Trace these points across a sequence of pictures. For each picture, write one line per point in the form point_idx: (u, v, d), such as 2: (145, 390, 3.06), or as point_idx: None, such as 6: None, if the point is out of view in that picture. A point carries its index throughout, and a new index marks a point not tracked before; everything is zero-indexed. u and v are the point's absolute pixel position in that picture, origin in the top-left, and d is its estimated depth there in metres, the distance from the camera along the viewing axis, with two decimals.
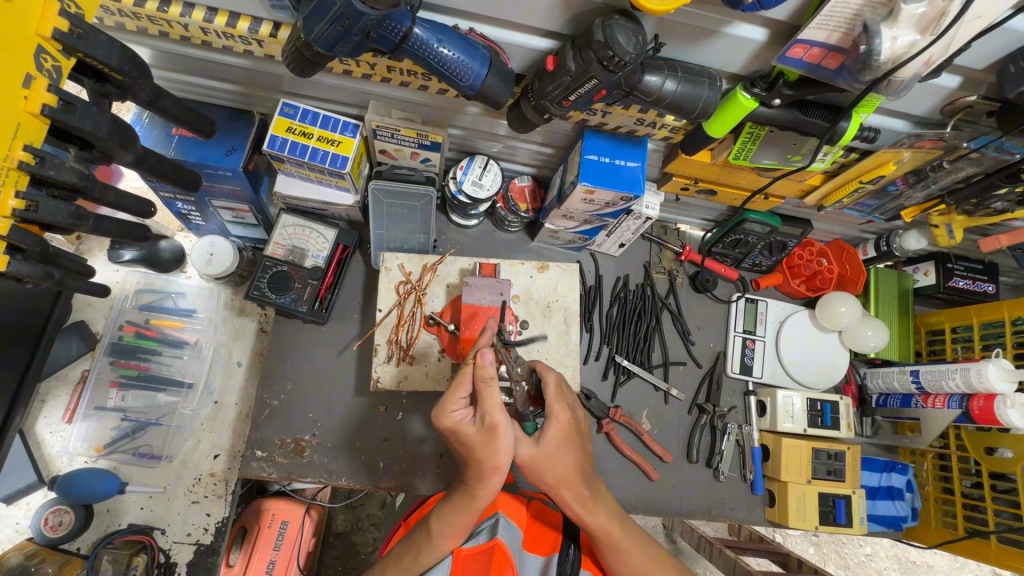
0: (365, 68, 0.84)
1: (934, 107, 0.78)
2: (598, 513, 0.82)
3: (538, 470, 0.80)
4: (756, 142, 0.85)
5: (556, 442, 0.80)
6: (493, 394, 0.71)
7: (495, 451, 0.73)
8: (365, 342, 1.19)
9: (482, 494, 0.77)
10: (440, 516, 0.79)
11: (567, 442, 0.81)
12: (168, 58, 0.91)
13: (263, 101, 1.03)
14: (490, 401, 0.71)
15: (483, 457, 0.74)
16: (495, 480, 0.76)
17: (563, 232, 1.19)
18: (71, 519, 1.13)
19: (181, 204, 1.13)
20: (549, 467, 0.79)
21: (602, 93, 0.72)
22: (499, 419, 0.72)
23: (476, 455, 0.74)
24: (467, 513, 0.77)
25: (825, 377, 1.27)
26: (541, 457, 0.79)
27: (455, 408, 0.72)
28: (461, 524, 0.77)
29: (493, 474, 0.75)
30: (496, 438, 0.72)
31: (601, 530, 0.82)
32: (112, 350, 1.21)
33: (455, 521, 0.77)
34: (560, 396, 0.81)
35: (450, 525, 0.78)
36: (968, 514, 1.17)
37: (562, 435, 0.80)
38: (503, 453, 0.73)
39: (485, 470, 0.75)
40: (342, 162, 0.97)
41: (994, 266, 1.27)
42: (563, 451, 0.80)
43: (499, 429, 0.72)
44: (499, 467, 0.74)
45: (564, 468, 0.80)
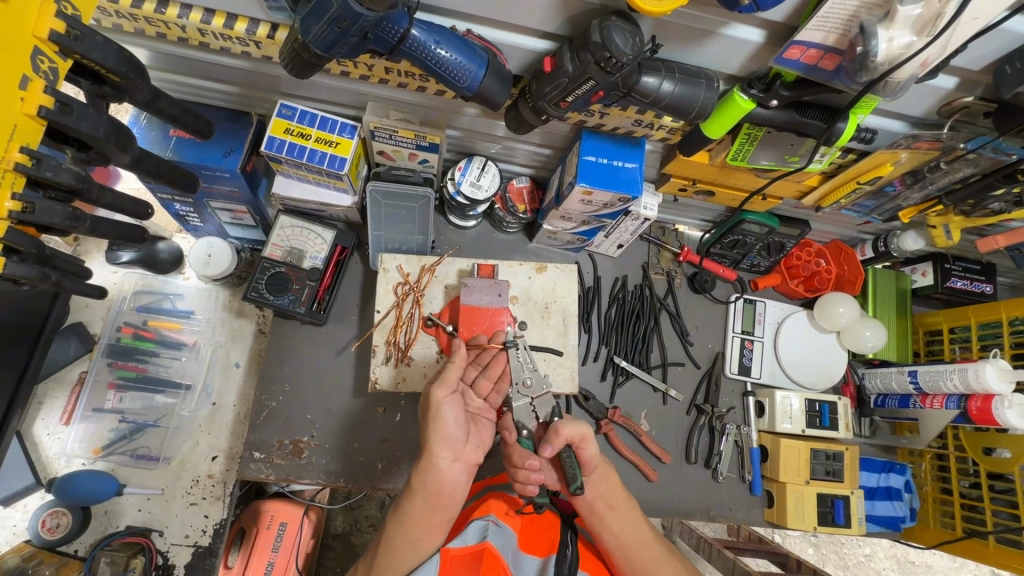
0: (363, 69, 0.84)
1: (931, 108, 0.78)
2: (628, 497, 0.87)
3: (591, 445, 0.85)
4: (753, 143, 0.85)
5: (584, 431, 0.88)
6: (454, 373, 0.84)
7: (430, 423, 0.80)
8: (364, 343, 1.19)
9: (421, 480, 0.79)
10: (393, 513, 0.79)
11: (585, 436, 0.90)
12: (166, 59, 0.91)
13: (261, 102, 1.03)
14: (444, 376, 0.83)
15: (423, 433, 0.81)
16: (431, 459, 0.79)
17: (562, 233, 1.19)
18: (69, 520, 1.13)
19: (180, 205, 1.13)
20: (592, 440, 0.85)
21: (600, 94, 0.72)
22: (436, 392, 0.81)
23: (421, 431, 0.82)
24: (411, 500, 0.78)
25: (824, 378, 1.27)
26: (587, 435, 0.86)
27: (419, 381, 0.88)
28: (411, 516, 0.78)
29: (427, 452, 0.79)
30: (435, 411, 0.80)
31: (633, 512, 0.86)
32: (111, 352, 1.21)
33: (404, 513, 0.78)
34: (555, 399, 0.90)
35: (401, 519, 0.78)
36: (966, 514, 1.17)
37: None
38: (435, 428, 0.79)
39: (422, 449, 0.80)
40: (340, 163, 0.97)
41: (992, 266, 1.27)
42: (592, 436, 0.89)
43: (433, 401, 0.81)
44: (429, 443, 0.79)
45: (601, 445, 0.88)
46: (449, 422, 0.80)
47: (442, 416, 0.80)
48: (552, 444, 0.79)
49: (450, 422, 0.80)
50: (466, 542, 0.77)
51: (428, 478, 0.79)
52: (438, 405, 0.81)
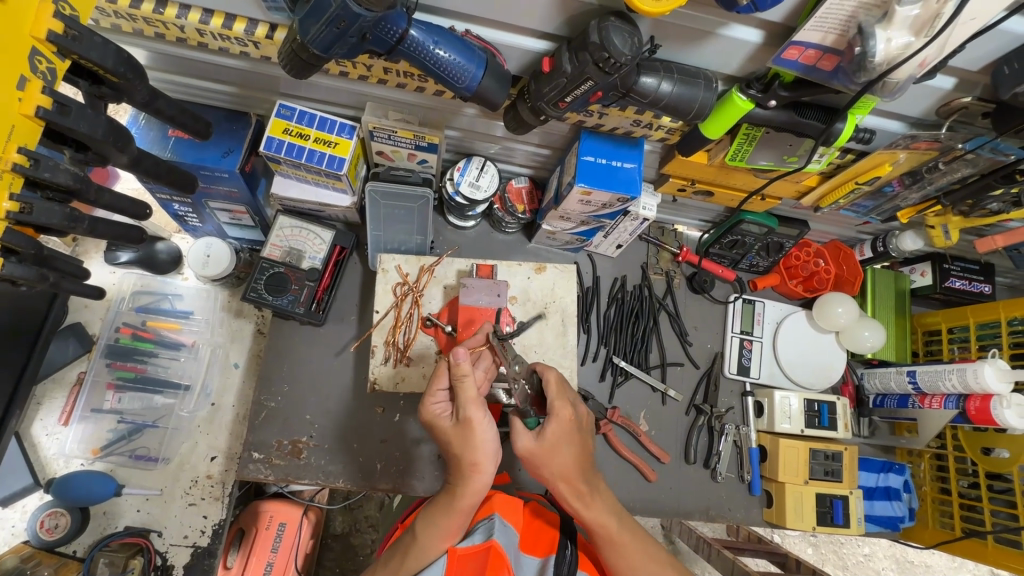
0: (362, 69, 0.84)
1: (929, 108, 0.78)
2: (596, 507, 0.82)
3: (542, 464, 0.80)
4: (752, 143, 0.86)
5: (555, 439, 0.79)
6: (471, 387, 0.76)
7: (473, 446, 0.76)
8: (363, 343, 1.19)
9: (466, 499, 0.76)
10: (428, 522, 0.78)
11: (567, 440, 0.80)
12: (164, 59, 0.91)
13: (260, 102, 1.03)
14: (465, 393, 0.75)
15: (461, 454, 0.77)
16: (477, 479, 0.76)
17: (561, 233, 1.19)
18: (67, 521, 1.13)
19: (178, 205, 1.13)
20: (550, 462, 0.79)
21: (598, 94, 0.72)
22: (472, 412, 0.75)
23: (456, 452, 0.77)
24: (451, 516, 0.77)
25: (823, 378, 1.27)
26: (544, 449, 0.79)
27: (435, 401, 0.80)
28: (449, 528, 0.77)
29: (473, 472, 0.76)
30: (471, 430, 0.75)
31: (602, 529, 0.82)
32: (110, 352, 1.20)
33: (442, 526, 0.77)
34: (560, 393, 0.82)
35: (436, 530, 0.77)
36: (965, 514, 1.17)
37: (563, 434, 0.80)
38: (481, 450, 0.76)
39: (465, 469, 0.77)
40: (339, 163, 0.97)
41: (991, 266, 1.27)
42: (565, 445, 0.79)
43: (473, 423, 0.76)
44: (476, 464, 0.76)
45: (565, 465, 0.80)
46: (490, 440, 0.77)
47: (485, 437, 0.76)
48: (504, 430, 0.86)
49: (491, 439, 0.77)
50: (470, 541, 0.76)
51: (473, 497, 0.77)
52: (479, 425, 0.76)
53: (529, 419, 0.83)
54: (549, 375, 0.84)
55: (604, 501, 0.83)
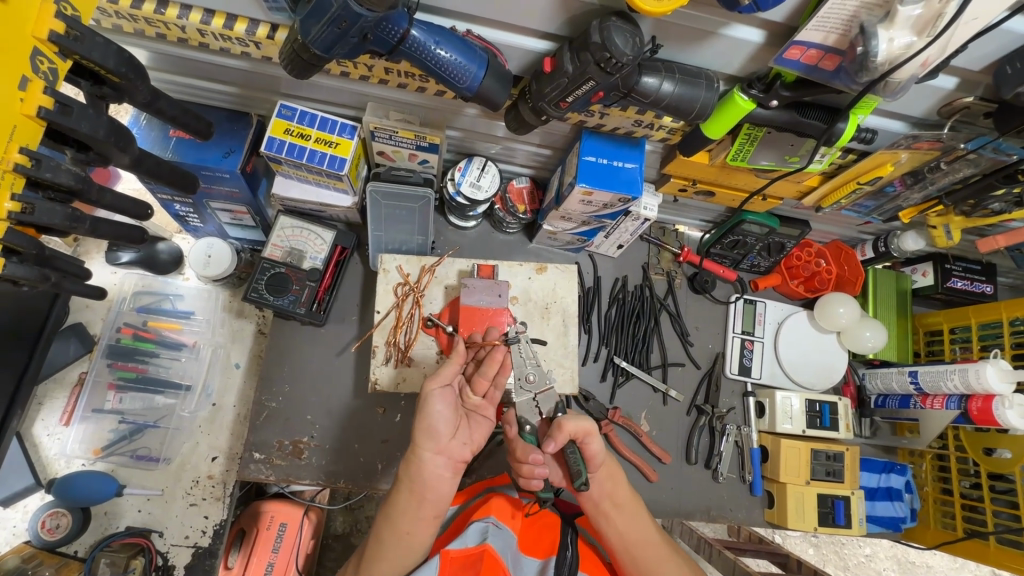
0: (363, 69, 0.84)
1: (931, 108, 0.78)
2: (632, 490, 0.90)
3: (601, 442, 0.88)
4: (754, 143, 0.85)
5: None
6: (445, 373, 0.85)
7: (420, 419, 0.83)
8: (364, 343, 1.19)
9: (408, 472, 0.82)
10: (385, 506, 0.83)
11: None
12: (166, 59, 0.91)
13: (261, 103, 1.03)
14: (438, 373, 0.85)
15: (416, 426, 0.85)
16: (417, 452, 0.83)
17: (562, 233, 1.19)
18: (68, 521, 1.13)
19: (180, 205, 1.13)
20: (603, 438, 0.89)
21: (599, 94, 0.72)
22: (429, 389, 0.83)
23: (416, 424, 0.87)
24: (401, 493, 0.82)
25: (824, 378, 1.27)
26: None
27: None
28: (402, 508, 0.81)
29: (414, 443, 0.83)
30: (424, 405, 0.83)
31: (636, 507, 0.88)
32: (110, 352, 1.21)
33: (394, 505, 0.81)
34: None
35: (392, 510, 0.81)
36: (967, 514, 1.17)
37: None
38: (423, 421, 0.82)
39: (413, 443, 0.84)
40: (340, 163, 0.97)
41: (993, 267, 1.27)
42: None
43: (425, 398, 0.83)
44: (419, 436, 0.83)
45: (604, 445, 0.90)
46: (437, 417, 0.83)
47: (431, 413, 0.82)
48: (556, 440, 0.82)
49: (439, 416, 0.83)
50: (465, 544, 0.76)
51: (411, 469, 0.82)
52: (427, 401, 0.83)
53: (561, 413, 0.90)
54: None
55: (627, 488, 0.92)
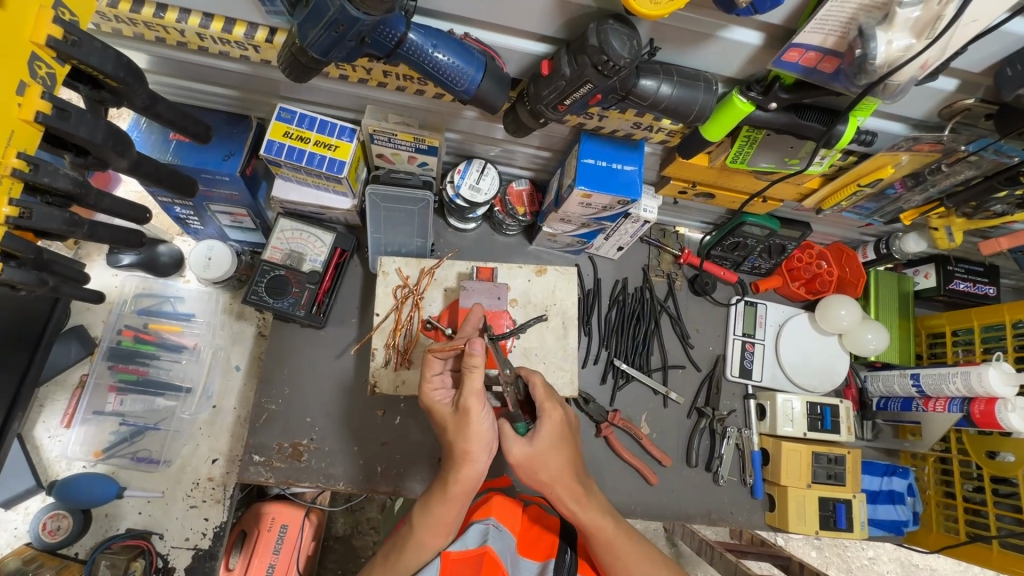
0: (361, 73, 0.84)
1: (931, 110, 0.77)
2: (593, 512, 0.81)
3: (532, 469, 0.80)
4: (752, 146, 0.85)
5: (547, 441, 0.81)
6: (479, 380, 0.75)
7: (470, 434, 0.76)
8: (363, 346, 1.19)
9: (458, 485, 0.77)
10: (423, 511, 0.79)
11: (558, 442, 0.82)
12: (165, 63, 0.91)
13: (261, 106, 1.03)
14: (470, 384, 0.75)
15: (456, 441, 0.77)
16: (469, 468, 0.77)
17: (561, 235, 1.19)
18: (69, 523, 1.13)
19: (180, 209, 1.13)
20: (545, 463, 0.80)
21: (597, 97, 0.72)
22: (472, 402, 0.75)
23: (451, 439, 0.78)
24: (444, 504, 0.77)
25: (826, 380, 1.27)
26: (535, 455, 0.80)
27: (434, 387, 0.82)
28: (443, 519, 0.77)
29: (466, 460, 0.76)
30: (470, 422, 0.76)
31: (598, 534, 0.80)
32: (111, 354, 1.21)
33: (435, 515, 0.77)
34: (550, 395, 0.84)
35: (430, 518, 0.78)
36: (970, 518, 1.15)
37: (555, 433, 0.82)
38: (474, 439, 0.76)
39: (457, 457, 0.77)
40: (339, 166, 0.97)
41: (995, 268, 1.26)
42: (555, 446, 0.81)
43: (472, 412, 0.76)
44: (468, 453, 0.76)
45: (559, 467, 0.81)
46: (487, 429, 0.77)
47: (480, 425, 0.76)
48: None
49: (489, 426, 0.77)
50: (466, 546, 0.77)
51: (465, 484, 0.77)
52: (477, 415, 0.76)
53: (519, 422, 0.82)
54: (534, 379, 0.86)
55: (599, 504, 0.83)
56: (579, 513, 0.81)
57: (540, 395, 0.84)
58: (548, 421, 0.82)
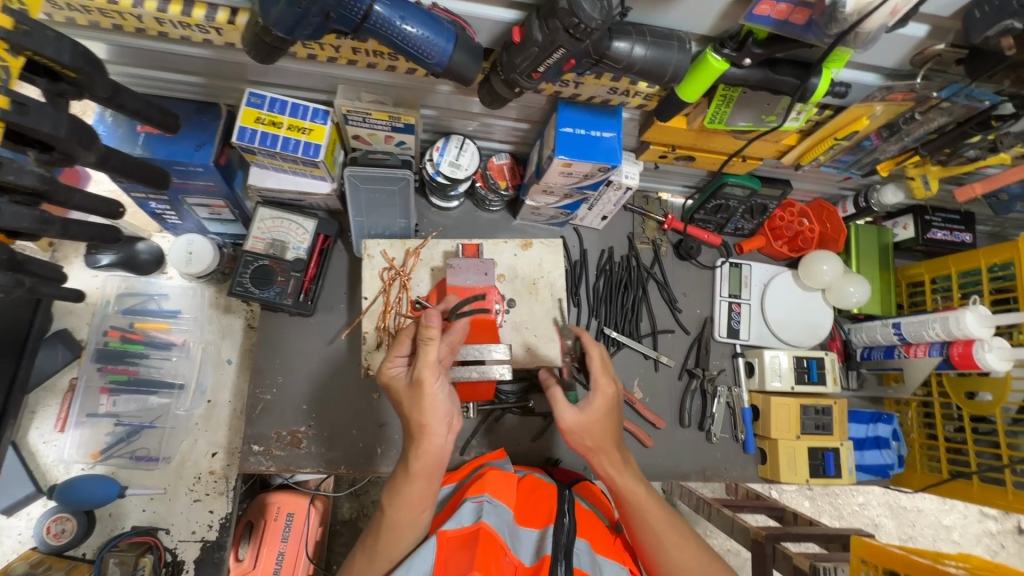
0: (329, 51, 0.83)
1: (903, 58, 0.78)
2: (629, 481, 0.84)
3: (584, 433, 0.85)
4: (730, 104, 0.86)
5: (598, 412, 0.85)
6: (434, 352, 0.76)
7: (423, 408, 0.76)
8: (353, 331, 1.18)
9: (419, 462, 0.78)
10: (392, 494, 0.79)
11: (606, 415, 0.85)
12: (127, 52, 0.88)
13: (229, 92, 1.01)
14: (425, 356, 0.76)
15: (412, 415, 0.77)
16: (427, 441, 0.77)
17: (545, 208, 1.19)
18: (74, 525, 1.14)
19: (156, 203, 1.12)
20: (591, 430, 0.84)
21: (571, 62, 0.71)
22: (425, 374, 0.76)
23: (407, 413, 0.78)
24: (411, 482, 0.78)
25: (812, 335, 1.30)
26: (586, 419, 0.84)
27: (393, 363, 0.82)
28: (413, 497, 0.78)
29: (422, 434, 0.77)
30: (427, 393, 0.76)
31: (633, 500, 0.83)
32: (100, 356, 1.20)
33: (403, 495, 0.78)
34: (605, 370, 0.89)
35: (400, 498, 0.78)
36: (952, 457, 1.20)
37: (605, 406, 0.85)
38: (429, 411, 0.76)
39: (415, 431, 0.77)
40: (315, 150, 0.96)
41: (971, 215, 1.29)
42: (604, 417, 0.85)
43: (424, 385, 0.76)
44: (425, 426, 0.76)
45: (603, 436, 0.85)
46: (440, 402, 0.77)
47: (434, 399, 0.76)
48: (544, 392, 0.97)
49: (443, 400, 0.77)
50: (461, 523, 0.77)
51: (426, 459, 0.78)
52: (430, 388, 0.76)
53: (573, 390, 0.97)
54: (593, 352, 0.90)
55: (637, 474, 0.86)
56: (618, 483, 0.84)
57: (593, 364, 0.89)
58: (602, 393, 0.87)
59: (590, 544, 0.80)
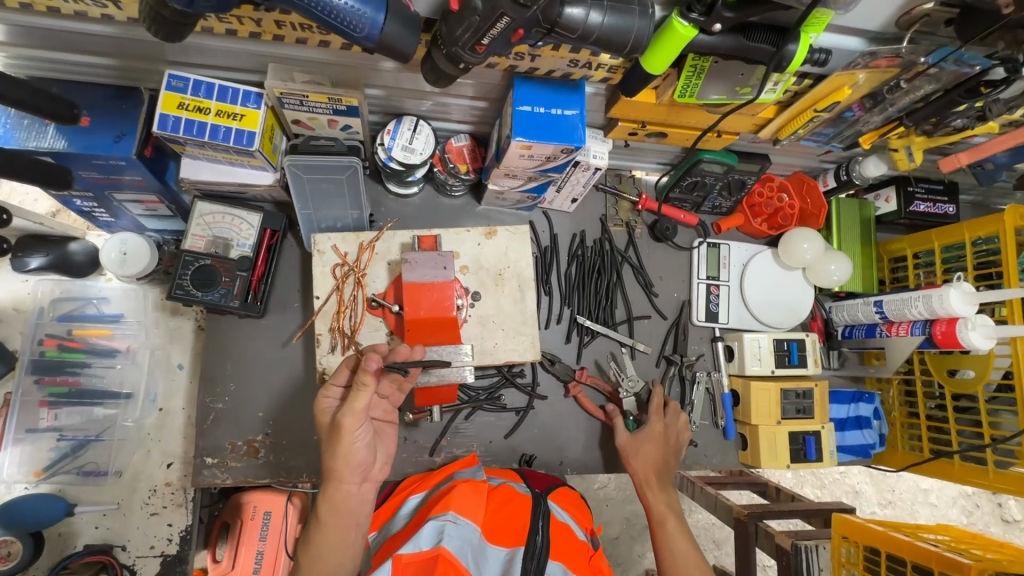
0: (250, 25, 0.73)
1: (889, 20, 0.70)
2: (659, 501, 0.99)
3: (631, 453, 1.05)
4: (700, 76, 0.78)
5: (643, 436, 1.06)
6: (362, 402, 0.75)
7: (340, 453, 0.77)
8: (309, 331, 1.11)
9: (328, 507, 0.77)
10: (306, 543, 0.77)
11: (651, 442, 1.05)
12: (20, 32, 0.77)
13: (148, 75, 0.90)
14: (353, 404, 0.75)
15: (326, 456, 0.78)
16: (336, 487, 0.78)
17: (509, 192, 1.11)
18: (20, 548, 1.07)
19: (80, 200, 1.02)
20: (635, 451, 1.05)
21: (519, 32, 0.62)
22: (346, 423, 0.76)
23: (324, 454, 0.79)
24: (321, 530, 0.77)
25: (792, 315, 1.25)
26: (634, 440, 1.06)
27: (327, 395, 0.82)
28: (330, 544, 0.76)
29: (333, 479, 0.78)
30: (344, 440, 0.77)
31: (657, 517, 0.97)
32: (35, 368, 1.08)
33: (319, 544, 0.76)
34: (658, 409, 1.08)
35: (314, 548, 0.76)
36: (932, 435, 1.18)
37: (651, 434, 1.06)
38: (343, 459, 0.77)
39: (326, 475, 0.78)
40: (249, 137, 0.87)
41: (955, 185, 1.24)
42: (648, 442, 1.05)
43: (345, 431, 0.76)
44: (335, 471, 0.77)
45: (646, 459, 1.04)
46: (358, 449, 0.78)
47: (352, 446, 0.77)
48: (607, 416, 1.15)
49: (361, 448, 0.78)
50: (419, 546, 0.71)
51: (333, 505, 0.77)
52: (349, 433, 0.77)
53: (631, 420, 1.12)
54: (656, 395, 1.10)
55: (670, 501, 1.00)
56: (653, 507, 0.99)
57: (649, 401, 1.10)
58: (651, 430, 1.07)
59: (563, 565, 0.76)
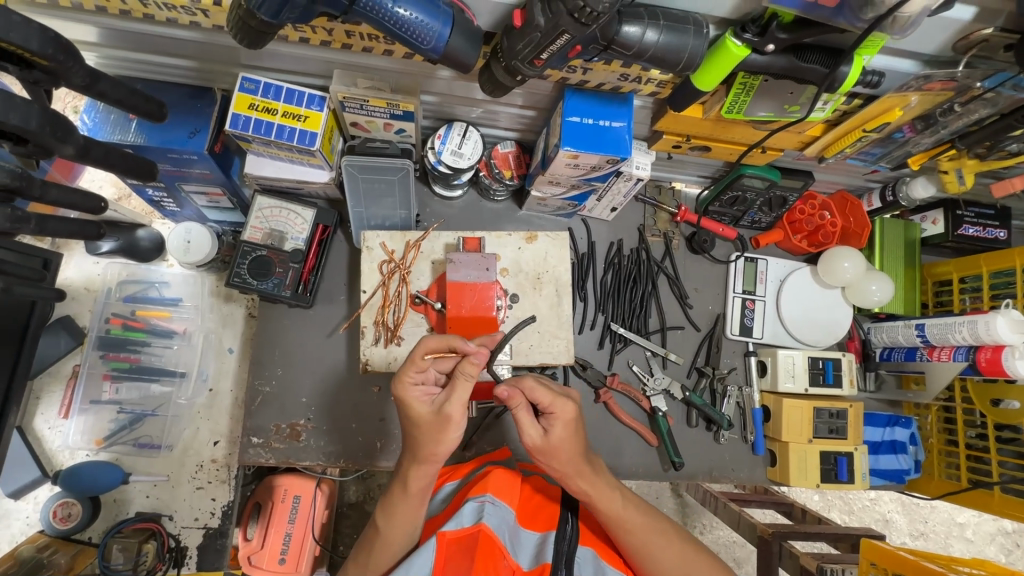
0: (322, 34, 0.78)
1: (945, 44, 0.70)
2: (603, 492, 0.80)
3: (554, 457, 0.77)
4: (749, 94, 0.79)
5: (562, 439, 0.76)
6: (467, 391, 0.73)
7: (438, 438, 0.75)
8: (353, 324, 1.16)
9: (415, 480, 0.78)
10: (388, 513, 0.80)
11: (570, 434, 0.77)
12: (116, 35, 0.84)
13: (222, 76, 0.96)
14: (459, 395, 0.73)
15: (422, 442, 0.76)
16: (430, 467, 0.77)
17: (551, 199, 1.14)
18: (79, 510, 1.16)
19: (152, 190, 1.10)
20: (561, 456, 0.76)
21: (577, 48, 0.66)
22: (453, 412, 0.73)
23: (417, 439, 0.77)
24: (406, 501, 0.79)
25: (829, 335, 1.24)
26: (553, 445, 0.76)
27: (415, 383, 0.76)
28: (409, 514, 0.80)
29: (426, 460, 0.77)
30: (443, 428, 0.74)
31: (609, 508, 0.80)
32: (101, 343, 1.19)
33: (398, 513, 0.79)
34: (556, 394, 0.76)
35: (395, 517, 0.79)
36: (972, 465, 1.14)
37: (569, 430, 0.76)
38: (437, 444, 0.75)
39: (421, 457, 0.77)
40: (311, 138, 0.92)
41: (1007, 211, 1.21)
42: (571, 440, 0.76)
43: (450, 420, 0.74)
44: (434, 456, 0.76)
45: (575, 457, 0.77)
46: (457, 438, 0.76)
47: (453, 435, 0.75)
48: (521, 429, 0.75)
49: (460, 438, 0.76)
50: (461, 524, 0.75)
51: (422, 480, 0.78)
52: (454, 424, 0.74)
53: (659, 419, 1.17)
54: (531, 381, 0.75)
55: (609, 483, 0.81)
56: (593, 496, 0.79)
57: (543, 392, 0.75)
58: (559, 418, 0.76)
59: (594, 551, 0.78)
